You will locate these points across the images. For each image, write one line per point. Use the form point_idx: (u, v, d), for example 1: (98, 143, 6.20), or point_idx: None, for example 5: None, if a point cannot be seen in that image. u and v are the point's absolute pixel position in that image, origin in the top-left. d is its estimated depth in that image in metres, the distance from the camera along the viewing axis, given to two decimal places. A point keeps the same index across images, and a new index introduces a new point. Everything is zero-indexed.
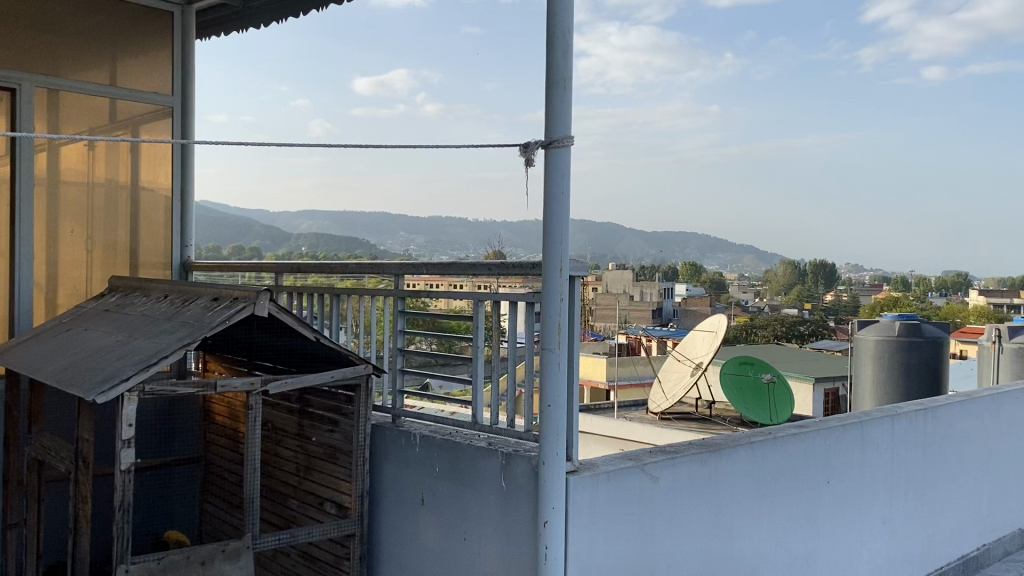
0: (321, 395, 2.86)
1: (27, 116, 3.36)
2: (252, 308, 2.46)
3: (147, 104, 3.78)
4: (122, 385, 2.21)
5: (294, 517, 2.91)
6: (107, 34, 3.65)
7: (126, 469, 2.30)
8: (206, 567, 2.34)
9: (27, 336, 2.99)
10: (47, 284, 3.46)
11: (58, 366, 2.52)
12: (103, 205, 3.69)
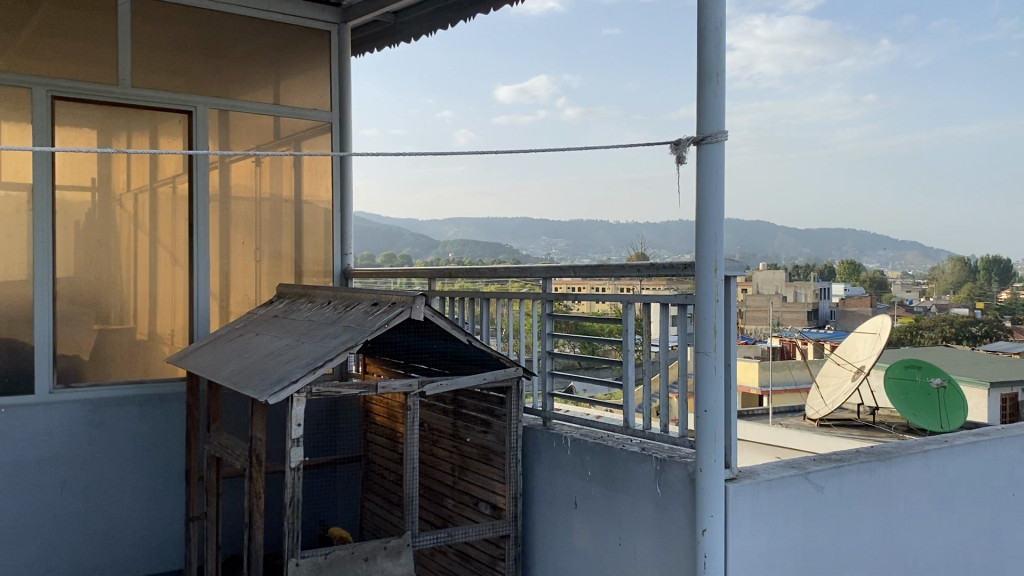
0: (474, 397, 2.91)
1: (203, 136, 3.64)
2: (409, 312, 2.53)
3: (308, 120, 3.98)
4: (292, 386, 2.33)
5: (451, 516, 2.97)
6: (272, 57, 3.87)
7: (295, 467, 2.42)
8: (370, 564, 2.43)
9: (204, 341, 3.20)
10: (222, 292, 3.72)
11: (234, 369, 2.69)
12: (270, 218, 3.90)
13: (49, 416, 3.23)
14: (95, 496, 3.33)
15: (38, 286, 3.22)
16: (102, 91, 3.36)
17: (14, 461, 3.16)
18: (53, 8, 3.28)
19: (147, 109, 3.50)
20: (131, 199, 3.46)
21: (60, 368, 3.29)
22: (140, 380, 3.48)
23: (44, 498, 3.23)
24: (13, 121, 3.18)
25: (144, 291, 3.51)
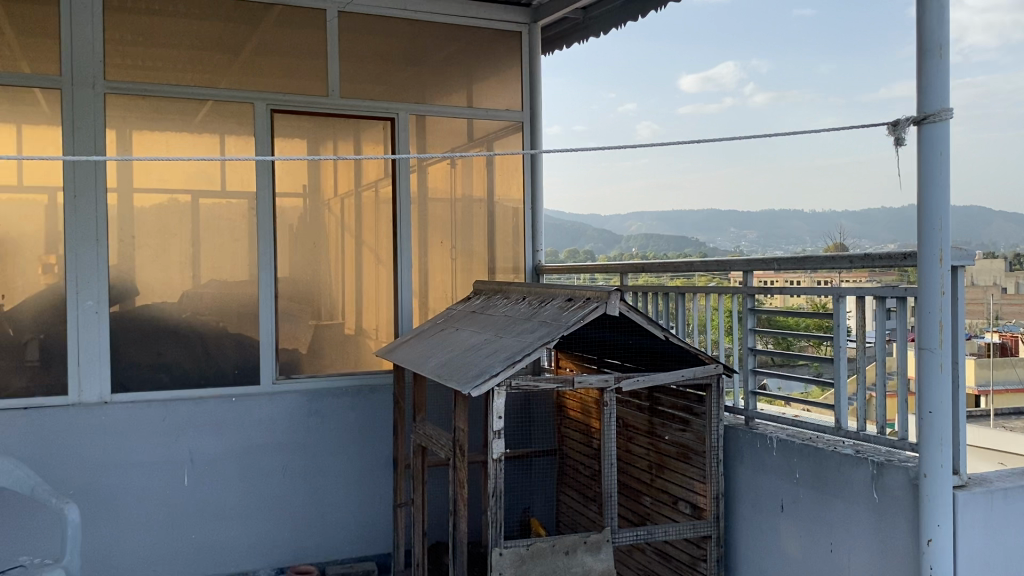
0: (671, 394, 2.86)
1: (404, 140, 3.81)
2: (604, 307, 2.51)
3: (501, 121, 4.06)
4: (492, 380, 2.39)
5: (648, 514, 2.94)
6: (466, 61, 3.98)
7: (497, 458, 2.48)
8: (570, 557, 2.45)
9: (408, 336, 3.34)
10: (422, 290, 3.88)
11: (437, 362, 2.80)
12: (467, 216, 4.02)
13: (273, 404, 3.51)
14: (313, 480, 3.58)
15: (262, 285, 3.52)
16: (313, 103, 3.61)
17: (243, 445, 3.46)
18: (270, 29, 3.56)
19: (353, 117, 3.71)
20: (338, 203, 3.67)
21: (282, 360, 3.57)
22: (352, 372, 3.70)
23: (270, 480, 3.51)
24: (238, 134, 3.50)
25: (353, 289, 3.72)
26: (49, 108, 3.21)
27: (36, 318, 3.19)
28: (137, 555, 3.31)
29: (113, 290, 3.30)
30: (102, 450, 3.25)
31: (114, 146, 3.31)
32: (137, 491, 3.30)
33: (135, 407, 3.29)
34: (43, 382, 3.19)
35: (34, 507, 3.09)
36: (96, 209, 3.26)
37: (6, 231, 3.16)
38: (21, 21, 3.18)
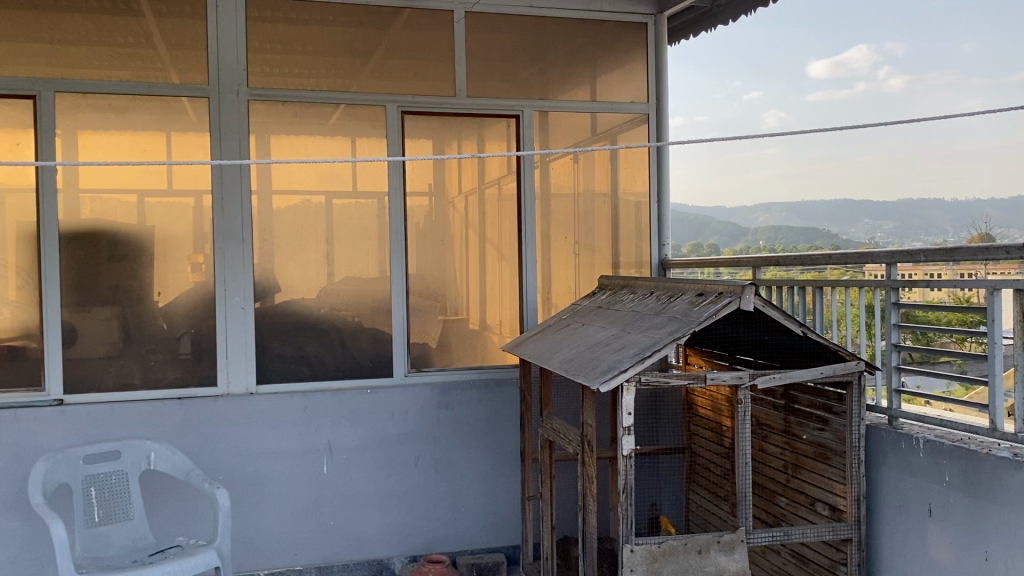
0: (808, 392, 2.77)
1: (528, 137, 3.83)
2: (737, 302, 2.45)
3: (626, 113, 4.00)
4: (621, 375, 2.37)
5: (784, 515, 2.86)
6: (590, 55, 3.95)
7: (627, 455, 2.46)
8: (703, 556, 2.41)
9: (535, 331, 3.36)
10: (547, 285, 3.88)
11: (564, 357, 2.80)
12: (594, 211, 3.96)
13: (404, 397, 3.61)
14: (444, 471, 3.66)
15: (394, 281, 3.63)
16: (441, 103, 3.69)
17: (377, 436, 3.58)
18: (399, 33, 3.65)
19: (479, 116, 3.77)
20: (463, 200, 3.72)
21: (413, 354, 3.67)
22: (479, 366, 3.75)
23: (402, 470, 3.61)
24: (370, 136, 3.62)
25: (481, 285, 3.77)
26: (198, 117, 3.42)
27: (188, 314, 3.41)
28: (281, 538, 3.48)
29: (257, 287, 3.48)
30: (247, 438, 3.43)
31: (256, 151, 3.48)
32: (279, 478, 3.47)
33: (277, 398, 3.46)
34: (195, 374, 3.41)
35: (188, 491, 3.29)
36: (240, 211, 3.44)
37: (161, 233, 3.38)
38: (173, 36, 3.39)
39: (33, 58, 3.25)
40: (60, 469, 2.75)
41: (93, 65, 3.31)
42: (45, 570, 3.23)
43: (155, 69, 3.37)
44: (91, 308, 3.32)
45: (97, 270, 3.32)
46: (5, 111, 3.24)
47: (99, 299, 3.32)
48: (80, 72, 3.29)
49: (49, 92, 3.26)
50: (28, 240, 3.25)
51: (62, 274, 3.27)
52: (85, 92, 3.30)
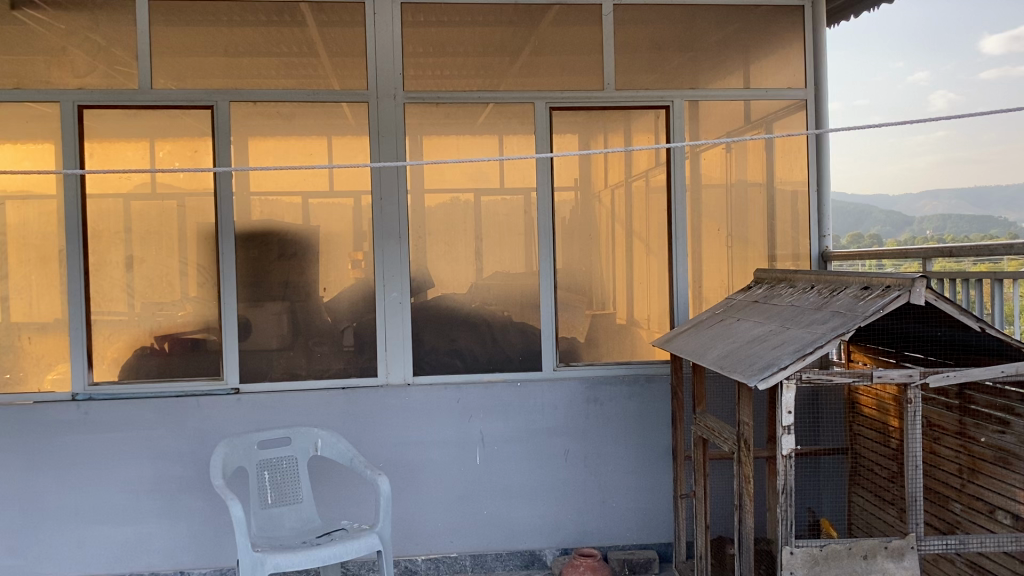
0: (986, 393, 2.58)
1: (679, 128, 3.76)
2: (907, 296, 2.32)
3: (782, 100, 3.84)
4: (781, 372, 2.30)
5: (959, 522, 2.71)
6: (744, 40, 3.82)
7: (787, 455, 2.38)
8: (869, 561, 2.31)
9: (686, 326, 3.31)
10: (697, 279, 3.78)
11: (719, 353, 2.74)
12: (749, 203, 3.83)
13: (555, 390, 3.65)
14: (594, 466, 3.67)
15: (544, 276, 3.67)
16: (591, 97, 3.69)
17: (528, 428, 3.63)
18: (548, 29, 3.68)
19: (627, 108, 3.74)
20: (609, 194, 3.70)
21: (563, 348, 3.70)
22: (629, 361, 3.73)
23: (553, 464, 3.65)
24: (520, 134, 3.68)
25: (631, 279, 3.74)
26: (358, 120, 3.58)
27: (350, 308, 3.58)
28: (437, 526, 3.59)
29: (412, 282, 3.60)
30: (405, 428, 3.56)
31: (411, 152, 3.61)
32: (435, 467, 3.58)
33: (432, 390, 3.57)
34: (357, 365, 3.58)
35: (351, 477, 3.46)
36: (396, 210, 3.57)
37: (324, 232, 3.56)
38: (334, 44, 3.57)
39: (211, 71, 3.50)
40: (238, 453, 2.96)
41: (263, 75, 3.53)
42: (225, 546, 3.49)
43: (317, 77, 3.55)
44: (263, 303, 3.54)
45: (268, 267, 3.54)
46: (187, 121, 3.51)
47: (270, 295, 3.54)
48: (251, 82, 3.52)
49: (225, 102, 3.50)
50: (207, 240, 3.51)
51: (237, 271, 3.52)
52: (257, 100, 3.52)
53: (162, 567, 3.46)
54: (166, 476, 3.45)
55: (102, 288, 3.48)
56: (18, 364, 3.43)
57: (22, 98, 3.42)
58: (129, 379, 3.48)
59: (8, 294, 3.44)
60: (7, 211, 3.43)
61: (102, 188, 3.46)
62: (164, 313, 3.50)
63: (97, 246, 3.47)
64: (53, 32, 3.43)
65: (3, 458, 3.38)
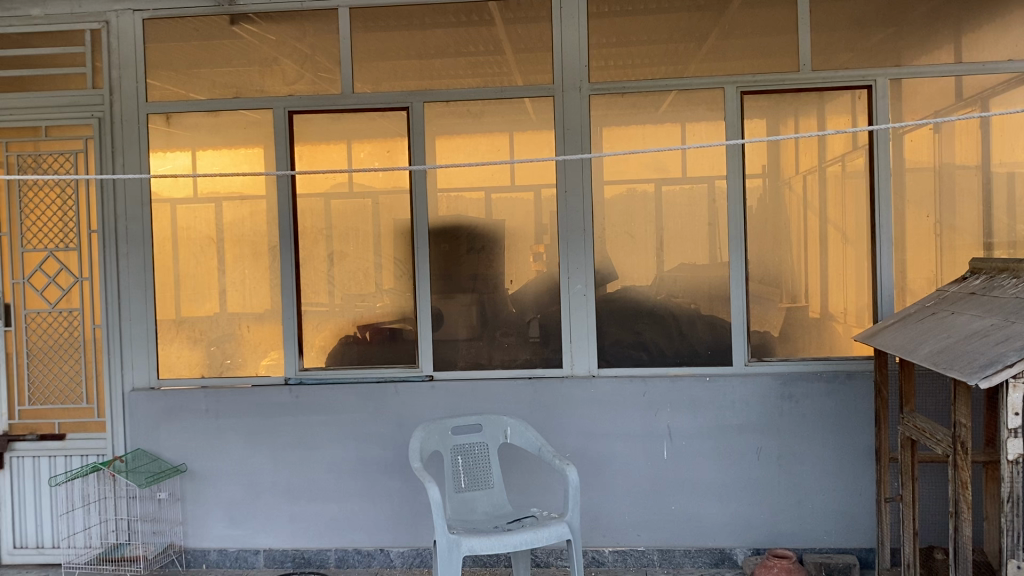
0: None
1: (882, 109, 3.53)
2: None
3: (1001, 73, 3.50)
4: (1005, 370, 2.12)
5: None
6: (955, 10, 3.51)
7: (1013, 460, 2.19)
8: None
9: (892, 320, 3.10)
10: (901, 270, 3.54)
11: (931, 349, 2.56)
12: (963, 187, 3.52)
13: (746, 386, 3.53)
14: (789, 465, 3.53)
15: (734, 268, 3.56)
16: (784, 79, 3.54)
17: (718, 423, 3.54)
18: (737, 13, 3.56)
19: (822, 90, 3.56)
20: (801, 181, 3.54)
21: (754, 342, 3.58)
22: (827, 357, 3.56)
23: (745, 460, 3.54)
24: (709, 121, 3.59)
25: (826, 270, 3.55)
26: (543, 114, 3.62)
27: (536, 300, 3.63)
28: (624, 519, 3.59)
29: (598, 274, 3.61)
30: (593, 419, 3.57)
31: (598, 145, 3.61)
32: (622, 460, 3.57)
33: (618, 382, 3.56)
34: (544, 355, 3.64)
35: (540, 466, 3.52)
36: (582, 203, 3.59)
37: (510, 226, 3.63)
38: (520, 41, 3.62)
39: (406, 73, 3.66)
40: (433, 438, 3.08)
41: (453, 75, 3.65)
42: (421, 527, 3.65)
43: (503, 73, 3.62)
44: (454, 294, 3.67)
45: (459, 261, 3.66)
46: (384, 122, 3.69)
47: (461, 287, 3.67)
48: (442, 82, 3.65)
49: (418, 103, 3.65)
50: (403, 235, 3.68)
51: (431, 264, 3.66)
52: (448, 100, 3.65)
53: (364, 544, 3.67)
54: (368, 458, 3.65)
55: (308, 282, 3.73)
56: (238, 351, 3.76)
57: (239, 107, 3.72)
58: (334, 366, 3.73)
59: (229, 287, 3.77)
60: (225, 211, 3.75)
61: (308, 188, 3.71)
62: (365, 305, 3.71)
63: (304, 242, 3.73)
64: (265, 44, 3.71)
65: (227, 436, 3.70)
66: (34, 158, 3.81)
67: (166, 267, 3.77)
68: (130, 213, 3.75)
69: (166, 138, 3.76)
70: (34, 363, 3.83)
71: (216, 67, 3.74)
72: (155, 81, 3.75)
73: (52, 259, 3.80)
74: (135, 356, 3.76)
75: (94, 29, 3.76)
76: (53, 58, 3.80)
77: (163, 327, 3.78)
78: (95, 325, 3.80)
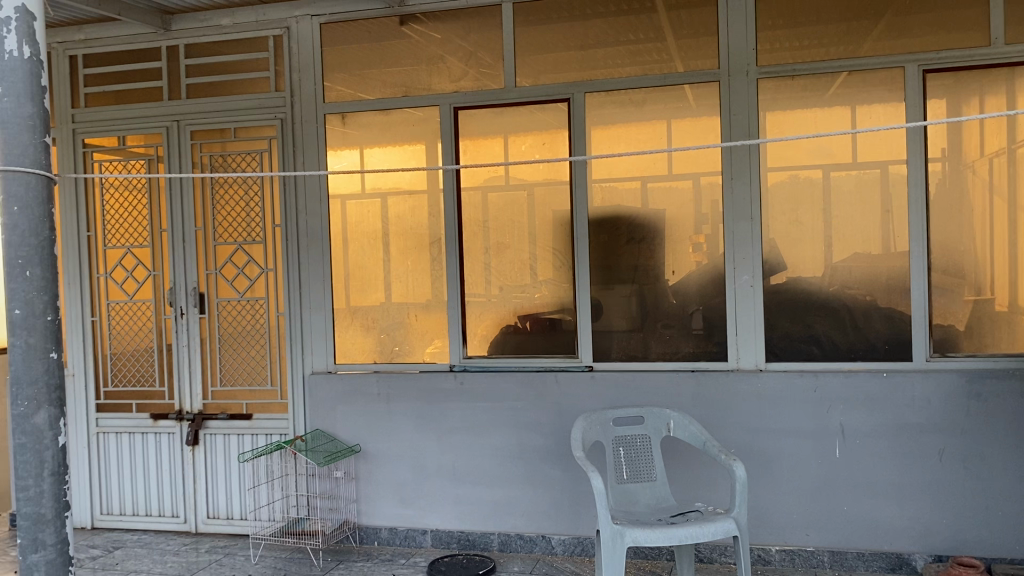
0: None
1: None
2: None
3: None
4: None
5: None
6: None
7: None
8: None
9: None
10: None
11: None
12: None
13: (928, 383, 3.33)
14: (976, 468, 3.30)
15: (914, 257, 3.36)
16: (973, 55, 3.29)
17: (896, 422, 3.36)
18: None
19: (1015, 64, 3.28)
20: (987, 165, 3.30)
21: (936, 337, 3.37)
22: (1019, 353, 3.30)
23: (926, 462, 3.34)
24: (886, 103, 3.39)
25: (1018, 259, 3.28)
26: (705, 102, 3.54)
27: (699, 291, 3.57)
28: (791, 517, 3.47)
29: (764, 265, 3.50)
30: (759, 414, 3.48)
31: (765, 131, 3.50)
32: (790, 457, 3.46)
33: (786, 377, 3.45)
34: (708, 348, 3.58)
35: (703, 460, 3.47)
36: (749, 191, 3.49)
37: (672, 216, 3.58)
38: (682, 27, 3.56)
39: (568, 65, 3.68)
40: (595, 429, 3.11)
41: (615, 64, 3.63)
42: (582, 517, 3.68)
43: (664, 60, 3.57)
44: (615, 285, 3.66)
45: (620, 252, 3.65)
46: (546, 114, 3.72)
47: (622, 278, 3.65)
48: (603, 73, 3.64)
49: (580, 94, 3.66)
50: (563, 226, 3.71)
51: (592, 255, 3.67)
52: (609, 90, 3.64)
53: (526, 530, 3.74)
54: (530, 446, 3.71)
55: (472, 272, 3.83)
56: (407, 339, 3.92)
57: (408, 104, 3.86)
58: (497, 355, 3.81)
59: (398, 278, 3.93)
60: (393, 206, 3.91)
61: (472, 181, 3.80)
62: (526, 295, 3.77)
63: (467, 234, 3.82)
64: (432, 42, 3.83)
65: (397, 420, 3.87)
66: (223, 157, 4.12)
67: (340, 259, 3.98)
68: (310, 208, 3.97)
69: (341, 138, 3.96)
70: (225, 348, 4.15)
71: (385, 67, 3.90)
72: (331, 82, 3.96)
73: (241, 251, 4.10)
74: (314, 343, 4.00)
75: (276, 34, 4.01)
76: (240, 64, 4.08)
77: (338, 315, 3.99)
78: (279, 313, 4.06)
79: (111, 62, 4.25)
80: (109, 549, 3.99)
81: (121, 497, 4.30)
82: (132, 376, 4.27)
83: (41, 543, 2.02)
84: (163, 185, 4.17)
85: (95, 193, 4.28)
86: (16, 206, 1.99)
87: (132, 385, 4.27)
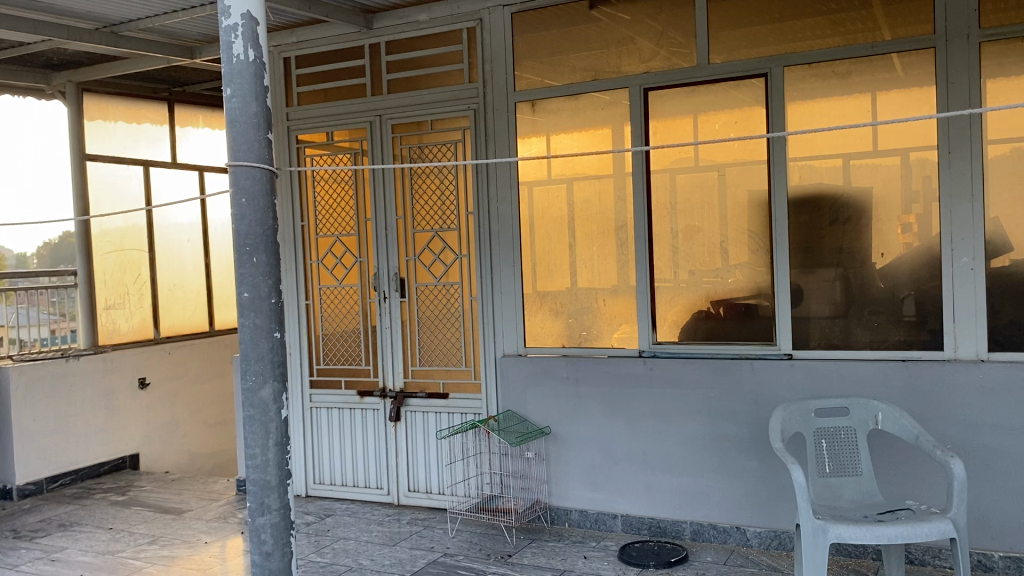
0: None
1: None
2: None
3: None
4: None
5: None
6: None
7: None
8: None
9: None
10: None
11: None
12: None
13: None
14: None
15: None
16: None
17: None
18: None
19: None
20: None
21: None
22: None
23: None
24: None
25: None
26: (918, 71, 3.28)
27: (911, 275, 3.33)
28: (1018, 522, 3.16)
29: (987, 245, 3.21)
30: (980, 408, 3.19)
31: (988, 99, 3.19)
32: (1017, 456, 3.15)
33: (1012, 368, 3.14)
34: (920, 336, 3.33)
35: (914, 455, 3.24)
36: (970, 165, 3.20)
37: (878, 194, 3.36)
38: None
39: (764, 39, 3.53)
40: (794, 419, 2.99)
41: (815, 36, 3.44)
42: (780, 509, 3.54)
43: (871, 29, 3.34)
44: (816, 269, 3.49)
45: (820, 233, 3.47)
46: (739, 92, 3.59)
47: (823, 261, 3.47)
48: (803, 45, 3.46)
49: (777, 68, 3.50)
50: (758, 207, 3.57)
51: (790, 237, 3.51)
52: (809, 63, 3.45)
53: (720, 520, 3.65)
54: (723, 435, 3.61)
55: (662, 257, 3.77)
56: (596, 323, 3.93)
57: (597, 88, 3.86)
58: (688, 340, 3.74)
59: (587, 262, 3.94)
60: (581, 190, 3.92)
61: (662, 163, 3.74)
62: (718, 280, 3.67)
63: (656, 217, 3.77)
64: (622, 25, 3.80)
65: (587, 404, 3.89)
66: (420, 148, 4.31)
67: (530, 244, 4.05)
68: (501, 195, 4.07)
69: (531, 125, 4.02)
70: (423, 330, 4.35)
71: (574, 52, 3.91)
72: (521, 71, 4.02)
73: (437, 238, 4.28)
74: (505, 326, 4.11)
75: (470, 26, 4.12)
76: (436, 57, 4.24)
77: (528, 300, 4.06)
78: (472, 298, 4.21)
79: (321, 62, 4.54)
80: (321, 517, 4.31)
81: (331, 468, 4.62)
82: (341, 355, 4.57)
83: (267, 508, 2.20)
84: (367, 176, 4.42)
85: (307, 185, 4.61)
86: (245, 198, 2.17)
87: (341, 363, 4.57)
